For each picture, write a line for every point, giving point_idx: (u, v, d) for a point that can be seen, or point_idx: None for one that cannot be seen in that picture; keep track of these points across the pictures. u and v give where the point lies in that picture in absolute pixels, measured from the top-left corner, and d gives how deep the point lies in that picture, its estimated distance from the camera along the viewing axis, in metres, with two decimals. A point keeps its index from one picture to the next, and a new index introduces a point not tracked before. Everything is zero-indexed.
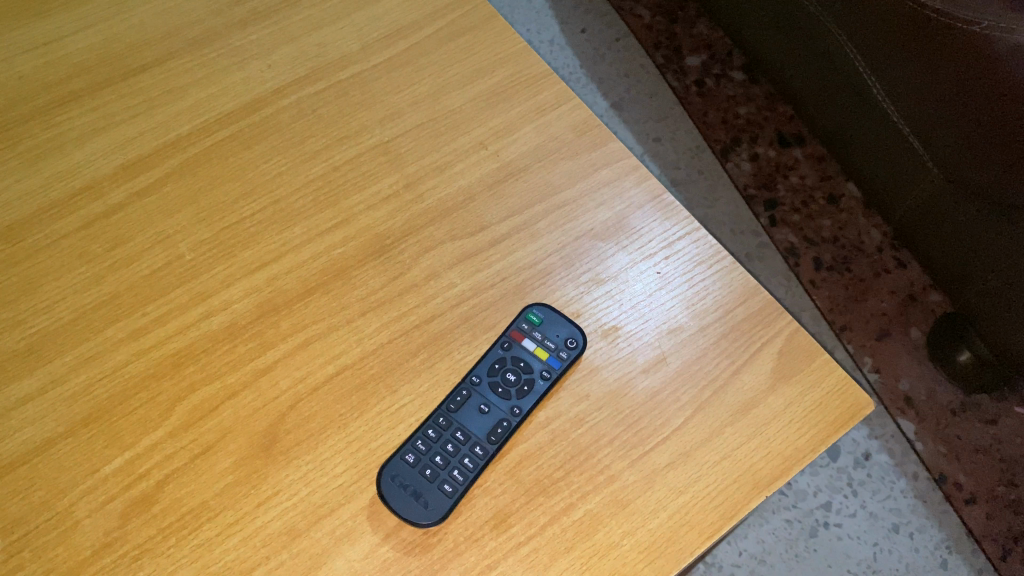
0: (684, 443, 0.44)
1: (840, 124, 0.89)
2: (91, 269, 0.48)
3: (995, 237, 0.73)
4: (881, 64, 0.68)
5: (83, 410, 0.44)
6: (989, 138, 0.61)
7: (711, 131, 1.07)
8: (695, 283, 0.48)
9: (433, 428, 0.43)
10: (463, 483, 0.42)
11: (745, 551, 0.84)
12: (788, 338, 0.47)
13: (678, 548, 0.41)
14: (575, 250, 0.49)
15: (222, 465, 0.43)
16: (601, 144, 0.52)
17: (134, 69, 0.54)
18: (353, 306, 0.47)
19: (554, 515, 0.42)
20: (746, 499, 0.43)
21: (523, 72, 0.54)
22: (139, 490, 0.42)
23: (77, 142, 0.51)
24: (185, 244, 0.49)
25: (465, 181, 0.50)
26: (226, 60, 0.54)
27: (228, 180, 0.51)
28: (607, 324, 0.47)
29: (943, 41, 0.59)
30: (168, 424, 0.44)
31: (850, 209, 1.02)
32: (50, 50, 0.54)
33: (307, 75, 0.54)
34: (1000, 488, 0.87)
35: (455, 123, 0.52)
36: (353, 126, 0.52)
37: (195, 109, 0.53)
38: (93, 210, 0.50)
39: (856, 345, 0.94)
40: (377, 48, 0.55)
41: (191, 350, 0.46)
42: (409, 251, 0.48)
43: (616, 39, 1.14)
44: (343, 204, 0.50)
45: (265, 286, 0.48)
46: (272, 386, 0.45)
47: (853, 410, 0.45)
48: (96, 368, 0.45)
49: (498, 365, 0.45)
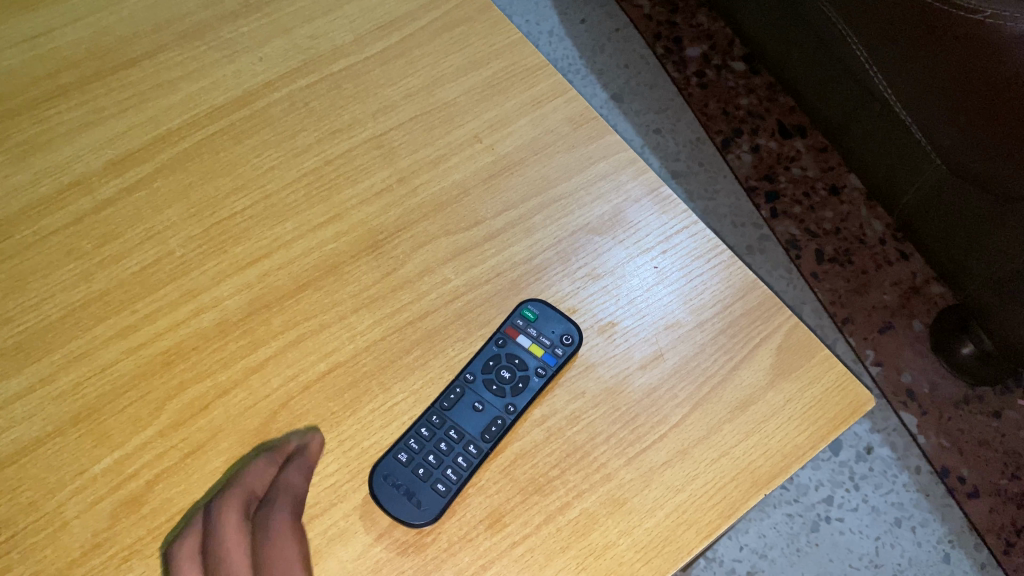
0: (680, 440, 0.43)
1: (843, 114, 0.88)
2: (80, 266, 0.47)
3: (1000, 228, 0.72)
4: (884, 54, 0.67)
5: (72, 410, 0.43)
6: (997, 128, 0.60)
7: (712, 122, 1.06)
8: (693, 278, 0.47)
9: (426, 427, 0.43)
10: (456, 482, 0.41)
11: (746, 546, 0.84)
12: (787, 333, 0.46)
13: (676, 548, 0.41)
14: (571, 244, 0.48)
15: (213, 465, 0.42)
16: (597, 136, 0.51)
17: (124, 63, 0.53)
18: (345, 303, 0.46)
19: (549, 515, 0.41)
20: (744, 498, 0.42)
21: (519, 63, 0.53)
22: (129, 491, 0.42)
23: (66, 137, 0.51)
24: (175, 240, 0.48)
25: (459, 175, 0.50)
26: (218, 53, 0.53)
27: (220, 176, 0.50)
28: (604, 320, 0.46)
29: (948, 31, 0.58)
30: (157, 423, 0.43)
31: (852, 200, 1.01)
32: (39, 44, 0.53)
33: (299, 68, 0.53)
34: (1004, 481, 0.86)
35: (449, 116, 0.51)
36: (346, 119, 0.51)
37: (185, 104, 0.52)
38: (83, 206, 0.49)
39: (858, 338, 0.93)
40: (370, 41, 0.54)
41: (180, 348, 0.45)
42: (403, 246, 0.48)
43: (616, 30, 1.12)
44: (336, 199, 0.49)
45: (256, 282, 0.47)
46: (263, 384, 0.44)
47: (853, 407, 0.44)
48: (85, 367, 0.44)
49: (493, 362, 0.44)
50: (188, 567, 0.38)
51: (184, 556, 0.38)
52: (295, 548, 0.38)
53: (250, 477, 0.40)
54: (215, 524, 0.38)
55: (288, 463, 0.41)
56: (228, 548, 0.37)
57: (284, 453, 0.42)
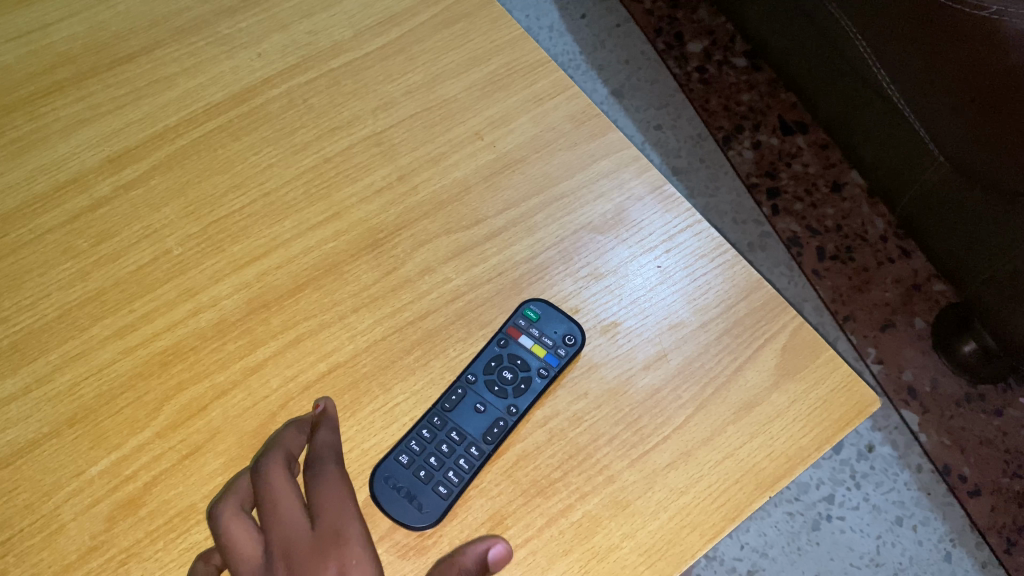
0: (684, 441, 0.42)
1: (845, 111, 0.87)
2: (76, 265, 0.47)
3: (1003, 226, 0.72)
4: (887, 51, 0.66)
5: (68, 411, 0.43)
6: (1002, 126, 0.59)
7: (713, 118, 1.05)
8: (696, 278, 0.46)
9: (427, 429, 0.42)
10: (458, 485, 0.41)
11: (747, 544, 0.84)
12: (792, 333, 0.45)
13: (679, 551, 0.40)
14: (573, 243, 0.47)
15: (212, 466, 0.42)
16: (600, 134, 0.50)
17: (121, 59, 0.52)
18: (345, 303, 0.46)
19: (552, 517, 0.41)
20: (748, 500, 0.41)
21: (520, 60, 0.52)
22: (126, 493, 0.41)
23: (62, 134, 0.50)
24: (173, 239, 0.47)
25: (460, 173, 0.49)
26: (215, 49, 0.52)
27: (218, 173, 0.49)
28: (606, 320, 0.45)
29: (952, 28, 0.57)
30: (154, 424, 0.43)
31: (854, 197, 1.00)
32: (34, 39, 0.53)
33: (298, 64, 0.52)
34: (1006, 479, 0.86)
35: (449, 113, 0.51)
36: (345, 116, 0.51)
37: (182, 100, 0.51)
38: (79, 204, 0.48)
39: (859, 336, 0.93)
40: (370, 37, 0.53)
41: (178, 348, 0.45)
42: (404, 245, 0.47)
43: (617, 25, 1.11)
44: (335, 197, 0.49)
45: (254, 282, 0.46)
46: (262, 385, 0.44)
47: (858, 408, 0.44)
48: (81, 367, 0.44)
49: (494, 363, 0.44)
50: (237, 524, 0.38)
51: (231, 513, 0.38)
52: (345, 492, 0.39)
53: (286, 439, 0.41)
54: (262, 481, 0.39)
55: (320, 425, 0.41)
56: (281, 499, 0.38)
57: (312, 420, 0.42)
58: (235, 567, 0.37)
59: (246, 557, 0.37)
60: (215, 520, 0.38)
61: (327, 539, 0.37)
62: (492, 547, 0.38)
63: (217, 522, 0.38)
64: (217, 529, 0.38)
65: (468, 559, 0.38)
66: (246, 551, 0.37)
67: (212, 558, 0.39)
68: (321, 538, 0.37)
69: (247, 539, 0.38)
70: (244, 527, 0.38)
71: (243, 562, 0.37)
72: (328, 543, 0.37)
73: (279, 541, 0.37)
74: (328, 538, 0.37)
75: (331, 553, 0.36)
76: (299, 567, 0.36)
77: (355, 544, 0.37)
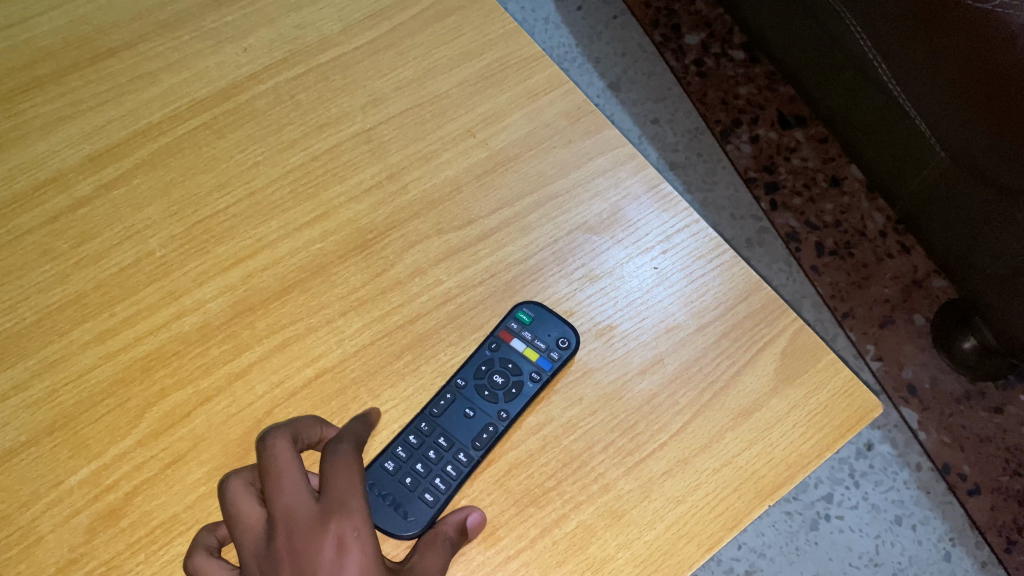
0: (682, 448, 0.41)
1: (844, 104, 0.86)
2: (55, 267, 0.45)
3: (1003, 223, 0.71)
4: (888, 44, 0.64)
5: (47, 418, 0.42)
6: (1003, 121, 0.58)
7: (711, 112, 1.04)
8: (695, 279, 0.45)
9: (414, 434, 0.41)
10: (445, 492, 0.40)
11: (745, 544, 0.83)
12: (792, 337, 0.44)
13: (676, 562, 0.39)
14: (567, 244, 0.46)
15: (195, 476, 0.41)
16: (595, 131, 0.49)
17: (103, 53, 0.51)
18: (333, 306, 0.44)
19: (545, 527, 0.40)
20: (747, 510, 0.40)
21: (513, 54, 0.50)
22: (106, 504, 0.40)
23: (42, 131, 0.49)
24: (156, 240, 0.46)
25: (452, 172, 0.48)
26: (200, 43, 0.51)
27: (202, 172, 0.48)
28: (602, 323, 0.44)
29: (956, 24, 0.56)
30: (136, 432, 0.41)
31: (853, 191, 0.99)
32: (14, 33, 0.51)
33: (285, 59, 0.51)
34: (1006, 478, 0.85)
35: (441, 110, 0.49)
36: (333, 113, 0.49)
37: (166, 97, 0.50)
38: (59, 204, 0.47)
39: (858, 332, 0.92)
40: (359, 31, 0.51)
41: (161, 354, 0.43)
42: (393, 246, 0.46)
43: (614, 17, 1.10)
44: (323, 196, 0.47)
45: (240, 284, 0.45)
46: (246, 391, 0.42)
47: (860, 414, 0.42)
48: (60, 374, 0.43)
49: (485, 367, 0.43)
50: (244, 498, 0.37)
51: (239, 485, 0.38)
52: (354, 467, 0.37)
53: (301, 424, 0.39)
54: (266, 454, 0.37)
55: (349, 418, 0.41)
56: (284, 471, 0.36)
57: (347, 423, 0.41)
58: (240, 539, 0.36)
59: (252, 531, 0.36)
60: (223, 493, 0.38)
61: (331, 510, 0.35)
62: (469, 515, 0.39)
63: (226, 494, 0.37)
64: (224, 503, 0.37)
65: (448, 528, 0.38)
66: (252, 523, 0.36)
67: (219, 528, 0.39)
68: (324, 510, 0.35)
69: (254, 512, 0.37)
70: (252, 500, 0.37)
71: (248, 534, 0.36)
72: (331, 515, 0.35)
73: (282, 512, 0.35)
74: (331, 509, 0.35)
75: (332, 524, 0.35)
76: (300, 537, 0.35)
77: (359, 516, 0.35)
